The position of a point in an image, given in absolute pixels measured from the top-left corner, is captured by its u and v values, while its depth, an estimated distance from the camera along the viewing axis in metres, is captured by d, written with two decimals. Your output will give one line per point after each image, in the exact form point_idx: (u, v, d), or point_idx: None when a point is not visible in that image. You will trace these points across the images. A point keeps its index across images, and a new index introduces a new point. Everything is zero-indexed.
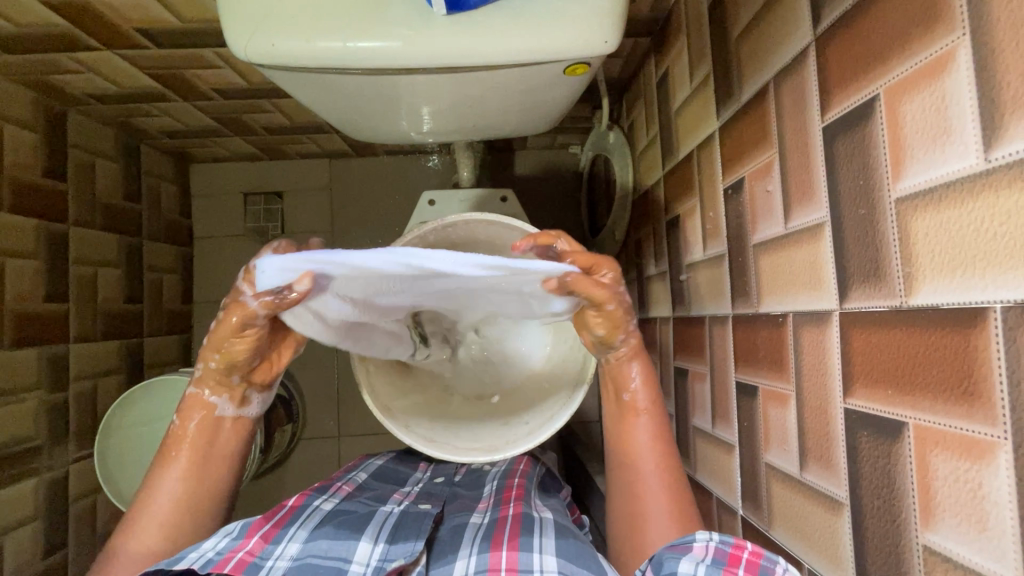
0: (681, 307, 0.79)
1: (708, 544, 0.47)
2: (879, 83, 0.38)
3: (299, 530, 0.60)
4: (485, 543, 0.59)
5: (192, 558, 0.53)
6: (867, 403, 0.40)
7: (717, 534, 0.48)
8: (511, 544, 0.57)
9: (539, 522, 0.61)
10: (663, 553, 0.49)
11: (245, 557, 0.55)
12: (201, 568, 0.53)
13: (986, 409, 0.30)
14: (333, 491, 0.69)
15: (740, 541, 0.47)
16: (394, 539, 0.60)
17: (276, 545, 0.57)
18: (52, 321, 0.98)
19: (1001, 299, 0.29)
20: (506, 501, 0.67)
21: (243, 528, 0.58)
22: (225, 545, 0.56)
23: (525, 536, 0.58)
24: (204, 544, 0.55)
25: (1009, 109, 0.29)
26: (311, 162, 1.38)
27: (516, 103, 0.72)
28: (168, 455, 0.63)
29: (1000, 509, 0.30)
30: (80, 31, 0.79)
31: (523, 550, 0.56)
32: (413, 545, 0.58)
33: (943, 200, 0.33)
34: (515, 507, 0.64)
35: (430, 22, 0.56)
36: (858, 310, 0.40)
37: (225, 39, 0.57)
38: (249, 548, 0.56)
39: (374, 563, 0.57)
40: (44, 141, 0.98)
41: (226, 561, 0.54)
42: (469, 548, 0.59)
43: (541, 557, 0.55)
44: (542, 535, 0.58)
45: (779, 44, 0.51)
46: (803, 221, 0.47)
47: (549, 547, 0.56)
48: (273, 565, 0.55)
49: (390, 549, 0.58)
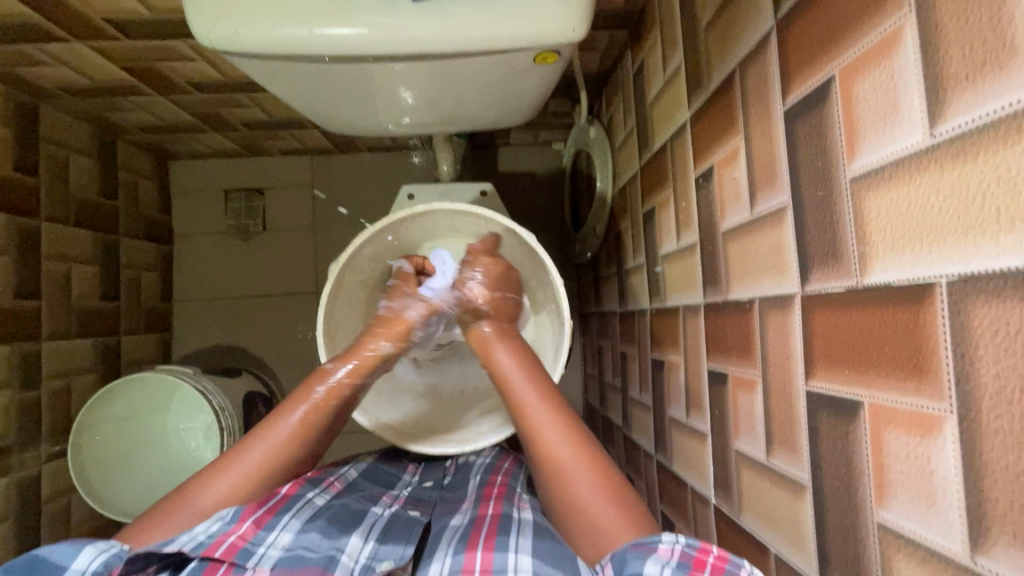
0: (657, 299, 0.79)
1: (674, 546, 0.44)
2: (834, 65, 0.38)
3: (292, 520, 0.58)
4: (461, 544, 0.53)
5: (183, 541, 0.53)
6: (827, 384, 0.40)
7: (684, 537, 0.45)
8: (487, 544, 0.52)
9: (517, 523, 0.56)
10: (625, 553, 0.45)
11: (237, 542, 0.53)
12: (192, 550, 0.52)
13: (934, 384, 0.30)
14: (325, 485, 0.65)
15: (707, 545, 0.44)
16: (384, 539, 0.59)
17: (269, 531, 0.56)
18: (24, 318, 0.96)
19: (946, 275, 0.29)
20: (487, 499, 0.64)
21: (237, 513, 0.55)
22: (218, 528, 0.54)
23: (502, 535, 0.53)
24: (196, 527, 0.55)
25: (951, 84, 0.29)
26: (291, 158, 1.37)
27: (490, 93, 0.72)
28: (248, 446, 0.61)
29: (948, 483, 0.30)
30: (49, 22, 0.78)
31: (498, 551, 0.50)
32: (402, 549, 0.57)
33: (892, 178, 0.33)
34: (494, 507, 0.60)
35: (397, 8, 0.56)
36: (818, 292, 0.40)
37: (189, 26, 0.56)
38: (241, 532, 0.54)
39: (362, 561, 0.56)
40: (16, 135, 0.96)
41: (217, 544, 0.53)
42: (445, 551, 0.54)
43: (516, 557, 0.49)
44: (519, 534, 0.53)
45: (744, 31, 0.51)
46: (767, 206, 0.48)
47: (526, 546, 0.51)
48: (265, 553, 0.53)
49: (379, 549, 0.57)
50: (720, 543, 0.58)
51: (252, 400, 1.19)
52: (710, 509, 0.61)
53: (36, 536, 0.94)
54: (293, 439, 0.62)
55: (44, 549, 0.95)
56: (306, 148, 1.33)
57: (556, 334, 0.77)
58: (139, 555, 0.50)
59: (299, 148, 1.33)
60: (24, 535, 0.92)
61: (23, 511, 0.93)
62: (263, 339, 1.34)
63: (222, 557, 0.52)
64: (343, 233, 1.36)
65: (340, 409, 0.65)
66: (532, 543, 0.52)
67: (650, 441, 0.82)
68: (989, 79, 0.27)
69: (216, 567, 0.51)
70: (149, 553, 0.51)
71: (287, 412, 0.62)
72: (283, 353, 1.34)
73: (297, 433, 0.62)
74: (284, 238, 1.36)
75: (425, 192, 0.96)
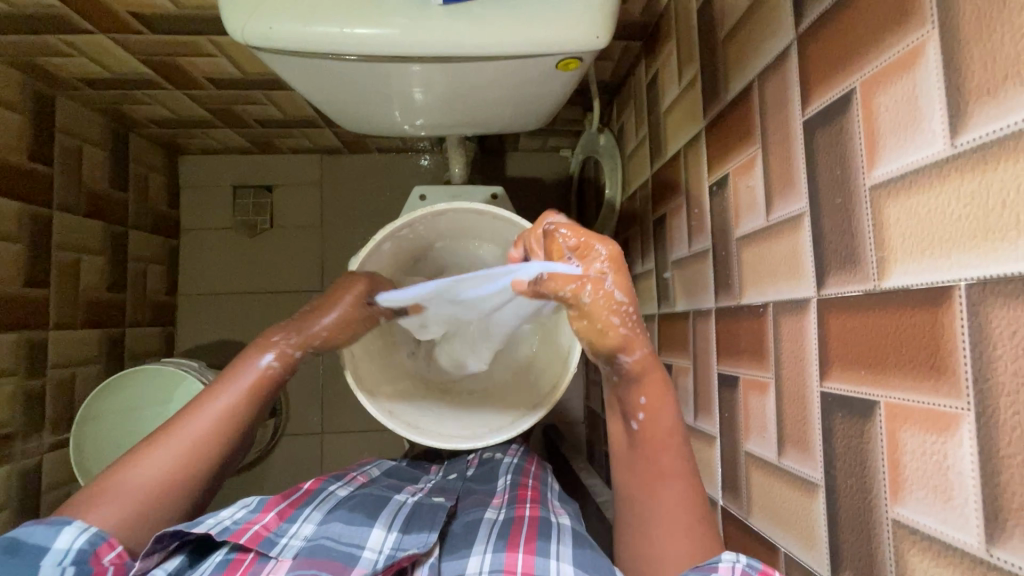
0: (666, 304, 0.80)
1: (735, 565, 0.44)
2: (856, 77, 0.39)
3: (314, 512, 0.59)
4: (501, 542, 0.54)
5: (210, 524, 0.53)
6: (842, 385, 0.41)
7: (744, 556, 0.44)
8: (528, 546, 0.53)
9: (557, 528, 0.56)
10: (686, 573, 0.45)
11: (261, 532, 0.55)
12: (218, 534, 0.53)
13: (951, 383, 0.32)
14: (347, 480, 0.66)
15: (769, 567, 0.43)
16: (407, 529, 0.57)
17: (291, 523, 0.57)
18: (33, 306, 0.97)
19: (965, 278, 0.31)
20: (522, 500, 0.63)
21: (262, 504, 0.57)
22: (242, 516, 0.56)
23: (542, 540, 0.54)
24: (221, 513, 0.55)
25: (973, 97, 0.30)
26: (302, 157, 1.38)
27: (509, 96, 0.74)
28: (178, 424, 0.59)
29: (964, 478, 0.31)
30: (76, 14, 0.79)
31: (539, 555, 0.51)
32: (426, 537, 0.55)
33: (913, 185, 0.34)
34: (532, 509, 0.60)
35: (426, 10, 0.58)
36: (834, 296, 0.42)
37: (223, 21, 0.58)
38: (265, 523, 0.56)
39: (386, 551, 0.54)
40: (32, 124, 0.97)
41: (243, 531, 0.54)
42: (484, 545, 0.55)
43: (559, 564, 0.50)
44: (560, 541, 0.53)
45: (763, 43, 0.53)
46: (784, 213, 0.49)
47: (567, 555, 0.51)
48: (287, 543, 0.55)
49: (402, 539, 0.55)
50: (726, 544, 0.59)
51: None
52: (717, 510, 0.61)
53: None
54: (224, 416, 0.60)
55: None
56: (317, 147, 1.34)
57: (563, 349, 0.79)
58: (166, 534, 0.51)
59: (310, 147, 1.34)
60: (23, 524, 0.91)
61: (24, 500, 0.92)
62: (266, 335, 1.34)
63: (248, 546, 0.53)
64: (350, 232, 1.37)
65: (275, 390, 0.65)
66: (573, 551, 0.52)
67: None
68: (1010, 93, 0.28)
69: (239, 561, 0.53)
70: (177, 532, 0.52)
71: (215, 392, 0.61)
72: None
73: (240, 407, 0.62)
74: (292, 236, 1.36)
75: (437, 192, 0.97)
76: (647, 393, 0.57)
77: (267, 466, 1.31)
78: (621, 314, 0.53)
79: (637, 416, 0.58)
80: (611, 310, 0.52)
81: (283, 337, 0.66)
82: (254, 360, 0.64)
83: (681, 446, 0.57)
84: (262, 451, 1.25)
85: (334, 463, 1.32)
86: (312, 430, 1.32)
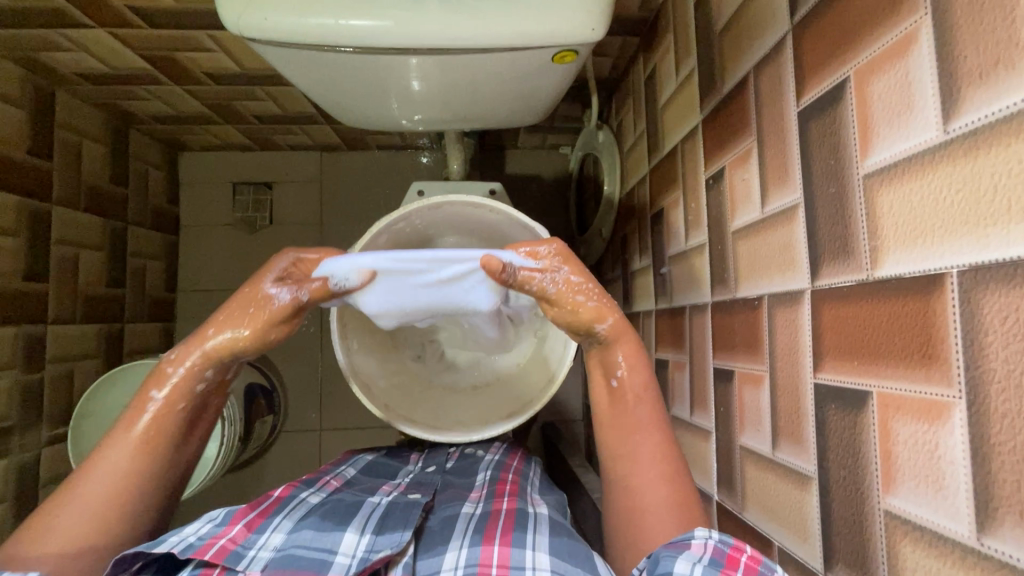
0: (663, 300, 0.80)
1: (707, 542, 0.43)
2: (849, 66, 0.39)
3: (284, 521, 0.57)
4: (477, 536, 0.54)
5: (173, 543, 0.52)
6: (836, 376, 0.41)
7: (716, 532, 0.44)
8: (504, 539, 0.53)
9: (533, 517, 0.56)
10: (658, 552, 0.44)
11: (227, 545, 0.53)
12: (181, 552, 0.51)
13: (943, 370, 0.31)
14: (320, 485, 0.66)
15: (742, 543, 0.43)
16: (381, 529, 0.57)
17: (259, 534, 0.55)
18: (32, 301, 0.97)
19: (957, 265, 0.31)
20: (500, 494, 0.63)
21: (228, 516, 0.56)
22: (208, 532, 0.54)
23: (519, 531, 0.54)
24: (185, 529, 0.54)
25: (965, 83, 0.30)
26: (301, 153, 1.38)
27: (506, 89, 0.73)
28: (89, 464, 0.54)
29: (955, 467, 0.31)
30: (74, 8, 0.79)
31: (516, 547, 0.51)
32: (399, 537, 0.55)
33: (906, 173, 0.34)
34: (509, 502, 0.60)
35: (422, 3, 0.58)
36: (827, 286, 0.41)
37: (219, 13, 0.58)
38: (232, 536, 0.54)
39: (359, 555, 0.53)
40: (32, 119, 0.97)
41: (208, 548, 0.52)
42: (460, 540, 0.55)
43: (534, 554, 0.50)
44: (536, 531, 0.53)
45: (758, 35, 0.53)
46: (779, 205, 0.49)
47: (543, 544, 0.51)
48: (256, 556, 0.53)
49: (376, 540, 0.55)
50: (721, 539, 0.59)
51: (253, 394, 1.16)
52: (712, 505, 0.61)
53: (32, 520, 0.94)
54: (138, 444, 0.55)
55: None
56: (316, 144, 1.34)
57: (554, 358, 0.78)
58: (126, 556, 0.49)
59: (309, 144, 1.34)
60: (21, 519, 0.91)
61: (21, 494, 0.92)
62: None
63: (213, 561, 0.51)
64: (349, 229, 1.37)
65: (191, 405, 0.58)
66: (549, 539, 0.52)
67: None
68: (1002, 77, 0.28)
69: None
70: (137, 554, 0.50)
71: (127, 422, 0.56)
72: (283, 346, 1.34)
73: (156, 432, 0.56)
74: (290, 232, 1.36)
75: (435, 188, 0.96)
76: (623, 351, 0.59)
77: (265, 462, 1.31)
78: (584, 292, 0.57)
79: (616, 374, 0.59)
80: (574, 292, 0.57)
81: (180, 354, 0.57)
82: (160, 380, 0.57)
83: (655, 401, 0.59)
84: (262, 444, 1.25)
85: (332, 459, 1.31)
86: (310, 426, 1.32)
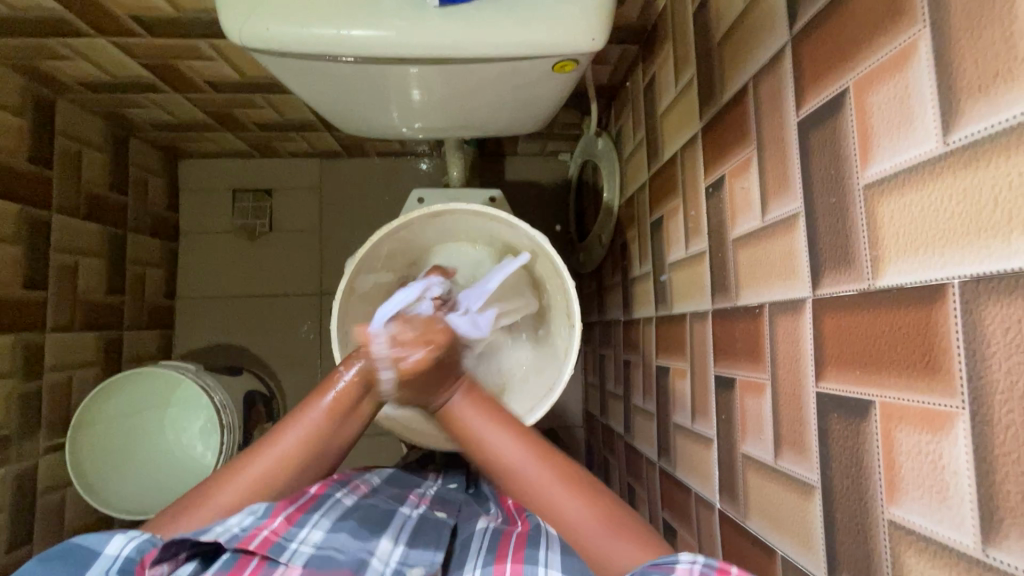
0: (663, 307, 0.80)
1: (693, 567, 0.43)
2: (848, 77, 0.39)
3: (322, 519, 0.57)
4: (489, 556, 0.54)
5: (218, 531, 0.52)
6: (838, 385, 0.41)
7: (703, 557, 0.44)
8: (516, 556, 0.52)
9: (545, 534, 0.56)
10: (646, 572, 0.45)
11: (270, 536, 0.53)
12: (227, 542, 0.51)
13: (945, 381, 0.31)
14: (352, 487, 0.65)
15: (727, 564, 0.43)
16: (414, 543, 0.58)
17: (299, 528, 0.55)
18: (31, 309, 0.97)
19: (958, 275, 0.31)
20: (514, 511, 0.64)
21: (271, 508, 0.55)
22: (251, 523, 0.53)
23: (530, 548, 0.54)
24: (229, 519, 0.53)
25: (964, 95, 0.31)
26: (301, 160, 1.38)
27: (506, 98, 0.74)
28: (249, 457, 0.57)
29: (959, 477, 0.31)
30: (76, 17, 0.79)
31: (527, 563, 0.51)
32: (432, 556, 0.56)
33: (907, 184, 0.34)
34: (523, 523, 0.60)
35: (423, 13, 0.58)
36: (829, 295, 0.42)
37: (220, 23, 0.58)
38: (274, 528, 0.53)
39: (392, 563, 0.55)
40: (32, 127, 0.97)
41: (252, 538, 0.52)
42: (474, 561, 0.55)
43: (547, 571, 0.50)
44: (548, 547, 0.53)
45: (757, 45, 0.53)
46: (779, 213, 0.49)
47: (555, 560, 0.51)
48: (297, 549, 0.53)
49: (409, 552, 0.57)
50: (724, 547, 0.59)
51: (252, 399, 1.18)
52: (714, 513, 0.61)
53: (29, 531, 0.93)
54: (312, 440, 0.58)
55: (37, 545, 0.94)
56: (316, 151, 1.34)
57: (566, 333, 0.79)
58: (179, 540, 0.49)
59: (310, 151, 1.34)
60: (18, 529, 0.90)
61: (19, 504, 0.91)
62: (266, 339, 1.34)
63: (256, 551, 0.51)
64: (349, 235, 1.37)
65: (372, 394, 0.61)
66: (562, 557, 0.52)
67: (653, 448, 0.82)
68: (1001, 89, 0.28)
69: (247, 562, 0.51)
70: (184, 540, 0.50)
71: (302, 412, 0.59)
72: (283, 353, 1.34)
73: (333, 412, 0.59)
74: (290, 240, 1.37)
75: (435, 196, 0.96)
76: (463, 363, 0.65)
77: None
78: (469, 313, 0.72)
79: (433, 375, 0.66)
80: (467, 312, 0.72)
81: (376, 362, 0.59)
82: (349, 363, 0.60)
83: None
84: None
85: None
86: None
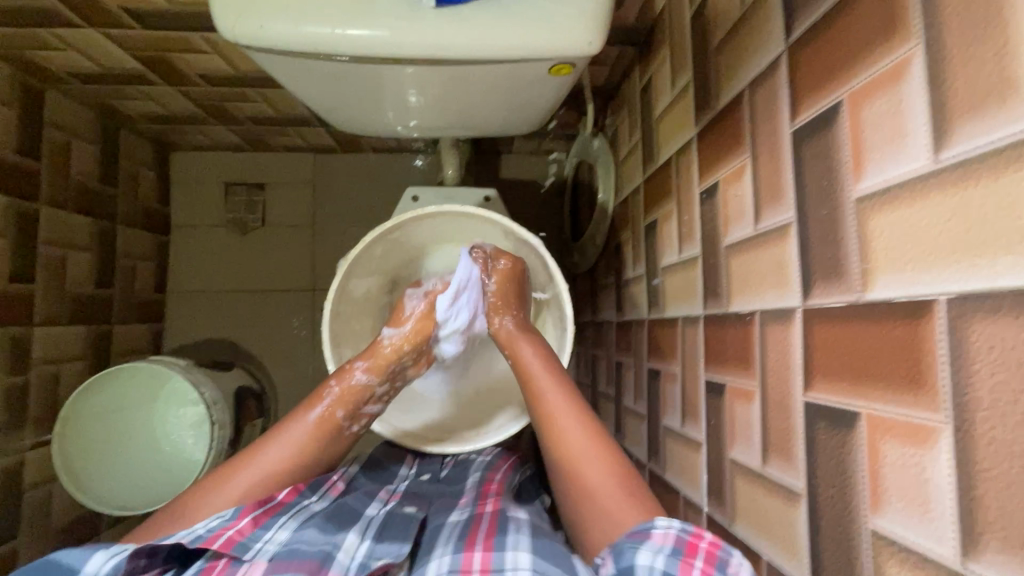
0: (655, 310, 0.81)
1: (668, 532, 0.45)
2: (842, 91, 0.40)
3: (289, 520, 0.57)
4: (460, 542, 0.54)
5: (182, 535, 0.53)
6: (826, 396, 0.41)
7: (677, 521, 0.45)
8: (486, 544, 0.53)
9: (514, 523, 0.57)
10: (622, 542, 0.46)
11: (234, 537, 0.53)
12: (190, 543, 0.52)
13: (930, 396, 0.32)
14: (325, 489, 0.65)
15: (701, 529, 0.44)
16: (381, 537, 0.58)
17: (265, 530, 0.55)
18: (17, 302, 0.95)
19: (945, 292, 0.31)
20: (484, 496, 0.66)
21: (237, 511, 0.56)
22: (217, 524, 0.54)
23: (500, 536, 0.54)
24: (196, 523, 0.55)
25: (956, 113, 0.31)
26: (294, 155, 1.37)
27: (502, 99, 0.74)
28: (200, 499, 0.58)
29: (941, 492, 0.31)
30: (65, 7, 0.78)
31: (496, 550, 0.51)
32: (398, 547, 0.56)
33: (897, 199, 0.35)
34: (493, 504, 0.63)
35: (420, 13, 0.58)
36: (819, 306, 0.42)
37: (214, 20, 0.57)
38: (239, 528, 0.54)
39: (359, 558, 0.55)
40: (20, 118, 0.95)
41: (215, 538, 0.52)
42: (444, 548, 0.55)
43: (513, 556, 0.50)
44: (518, 533, 0.54)
45: (754, 53, 0.53)
46: (771, 222, 0.49)
47: (523, 545, 0.51)
48: (262, 548, 0.53)
49: (376, 547, 0.56)
50: None
51: (243, 396, 1.17)
52: (702, 517, 0.62)
53: (15, 526, 0.92)
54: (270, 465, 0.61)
55: (23, 540, 0.93)
56: (310, 146, 1.33)
57: (557, 336, 0.79)
58: (143, 548, 0.50)
59: (304, 146, 1.33)
60: (4, 524, 0.89)
61: (4, 499, 0.90)
62: (257, 334, 1.33)
63: (221, 551, 0.52)
64: (341, 231, 1.36)
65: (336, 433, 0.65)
66: (535, 545, 0.52)
67: (643, 449, 0.83)
68: (991, 110, 0.29)
69: (211, 567, 0.51)
70: (155, 549, 0.51)
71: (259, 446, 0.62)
72: (274, 349, 1.33)
73: (305, 443, 0.63)
74: (283, 235, 1.36)
75: (430, 194, 0.96)
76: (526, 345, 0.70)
77: None
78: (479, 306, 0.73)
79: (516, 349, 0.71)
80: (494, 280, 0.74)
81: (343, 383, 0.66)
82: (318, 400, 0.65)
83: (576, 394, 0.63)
84: None
85: None
86: None
